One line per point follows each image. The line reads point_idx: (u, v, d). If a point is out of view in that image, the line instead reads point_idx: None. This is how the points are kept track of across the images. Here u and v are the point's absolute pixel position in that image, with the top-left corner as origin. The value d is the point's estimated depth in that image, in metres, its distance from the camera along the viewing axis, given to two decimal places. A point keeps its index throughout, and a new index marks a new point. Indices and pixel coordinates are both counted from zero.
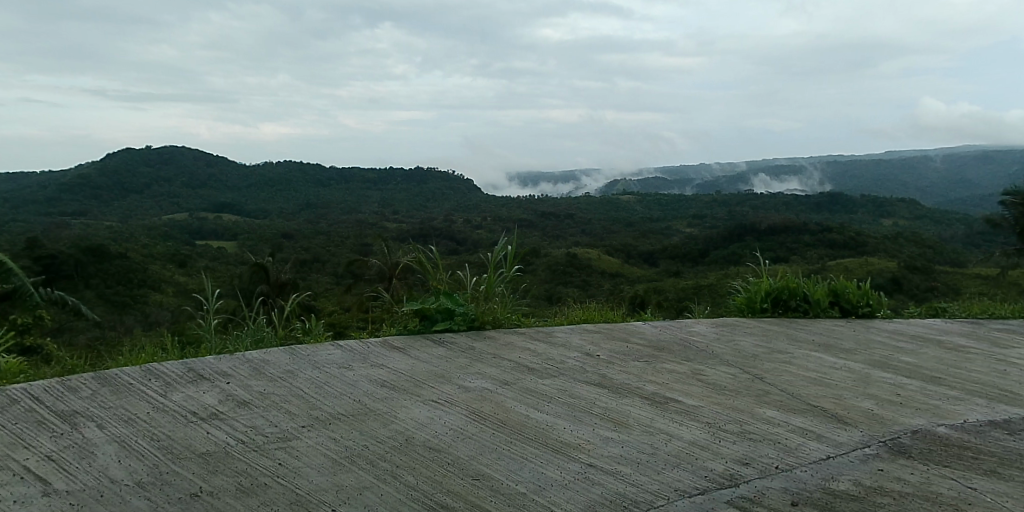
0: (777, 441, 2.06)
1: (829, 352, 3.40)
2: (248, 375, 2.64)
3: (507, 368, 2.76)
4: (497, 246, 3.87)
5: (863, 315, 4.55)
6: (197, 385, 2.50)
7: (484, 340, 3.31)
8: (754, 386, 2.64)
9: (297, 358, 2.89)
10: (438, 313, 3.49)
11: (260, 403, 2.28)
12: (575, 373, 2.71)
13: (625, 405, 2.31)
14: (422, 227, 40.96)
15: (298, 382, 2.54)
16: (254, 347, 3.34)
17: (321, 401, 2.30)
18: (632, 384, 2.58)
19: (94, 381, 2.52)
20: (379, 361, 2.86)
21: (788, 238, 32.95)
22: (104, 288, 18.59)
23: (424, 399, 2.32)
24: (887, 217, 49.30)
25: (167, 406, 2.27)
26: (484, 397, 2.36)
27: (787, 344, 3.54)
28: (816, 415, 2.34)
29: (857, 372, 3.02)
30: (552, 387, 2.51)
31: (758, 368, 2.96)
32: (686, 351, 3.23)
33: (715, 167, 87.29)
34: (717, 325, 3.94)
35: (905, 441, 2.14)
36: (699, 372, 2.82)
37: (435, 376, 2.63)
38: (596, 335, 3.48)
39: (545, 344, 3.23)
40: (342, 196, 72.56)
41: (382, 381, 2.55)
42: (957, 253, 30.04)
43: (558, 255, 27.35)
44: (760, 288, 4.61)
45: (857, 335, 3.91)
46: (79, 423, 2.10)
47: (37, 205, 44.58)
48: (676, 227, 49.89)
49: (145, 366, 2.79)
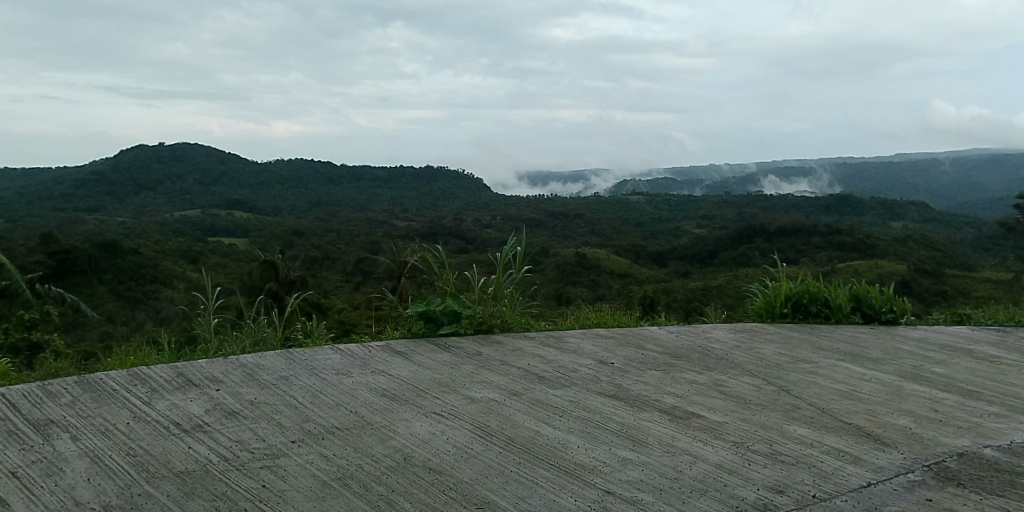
0: (810, 463, 1.88)
1: (856, 361, 3.22)
2: (240, 381, 2.47)
3: (516, 376, 2.59)
4: (506, 245, 3.67)
5: (886, 321, 4.35)
6: (185, 392, 2.34)
7: (491, 345, 3.13)
8: (779, 400, 2.45)
9: (294, 362, 2.73)
10: (444, 315, 3.32)
11: (250, 414, 2.11)
12: (588, 383, 2.54)
13: (643, 421, 2.13)
14: (431, 226, 40.81)
15: (292, 389, 2.38)
16: (249, 348, 3.17)
17: (315, 411, 2.13)
18: (648, 395, 2.40)
19: (76, 386, 2.36)
20: (381, 368, 2.68)
21: (798, 241, 32.69)
22: (115, 282, 18.51)
23: (426, 411, 2.16)
24: (898, 220, 48.93)
25: (149, 415, 2.10)
26: (491, 410, 2.18)
27: (810, 352, 3.35)
28: (850, 433, 2.15)
29: (889, 384, 2.83)
30: (563, 398, 2.33)
31: (784, 379, 2.78)
32: (706, 359, 3.05)
33: (726, 168, 86.91)
34: (735, 331, 3.75)
35: (951, 465, 1.96)
36: (720, 382, 2.65)
37: (439, 385, 2.45)
38: (609, 341, 3.30)
39: (557, 350, 3.06)
40: (351, 194, 72.51)
41: (382, 389, 2.38)
42: (969, 256, 29.76)
43: (567, 254, 27.25)
44: (778, 292, 4.43)
45: (882, 343, 3.72)
46: (53, 435, 1.94)
47: (51, 201, 44.89)
48: (685, 227, 49.66)
49: (132, 369, 2.63)
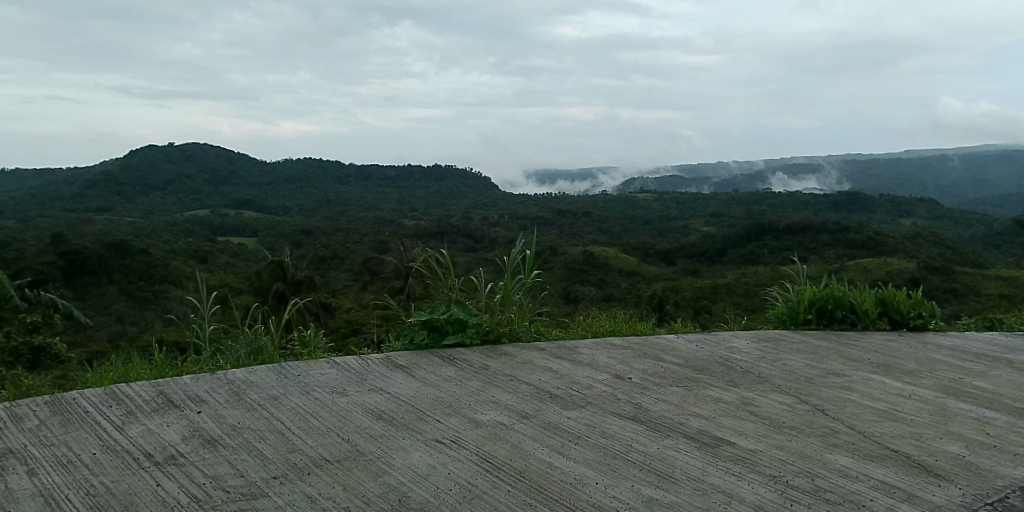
0: (859, 503, 1.67)
1: (890, 374, 2.99)
2: (225, 401, 2.26)
3: (527, 395, 2.37)
4: (515, 246, 3.41)
5: (915, 326, 4.10)
6: (162, 416, 2.13)
7: (498, 357, 2.90)
8: (816, 423, 2.24)
9: (285, 379, 2.52)
10: (449, 324, 3.10)
11: (231, 442, 1.90)
12: (604, 403, 2.32)
13: (667, 449, 1.92)
14: (439, 224, 40.63)
15: (281, 411, 2.16)
16: (241, 361, 2.95)
17: (304, 440, 1.92)
18: (670, 417, 2.19)
19: (45, 408, 2.17)
20: (380, 385, 2.47)
21: (807, 238, 32.38)
22: (126, 283, 18.34)
23: (426, 439, 1.94)
24: (907, 217, 48.51)
25: (117, 444, 1.89)
26: (498, 436, 1.98)
27: (841, 364, 3.12)
28: (898, 463, 1.94)
29: (930, 402, 2.59)
30: (579, 422, 2.11)
31: (817, 396, 2.56)
32: (730, 373, 2.82)
33: (734, 165, 86.62)
34: (759, 339, 3.54)
35: (1017, 502, 1.74)
36: (749, 401, 2.42)
37: (443, 406, 2.23)
38: (625, 353, 3.06)
39: (569, 364, 2.84)
40: (359, 192, 72.30)
41: (379, 411, 2.17)
42: (979, 254, 29.28)
43: (576, 252, 27.03)
44: (802, 297, 4.19)
45: (915, 352, 3.48)
46: (8, 468, 1.74)
47: (62, 202, 44.92)
48: (693, 225, 49.32)
49: (109, 387, 2.43)
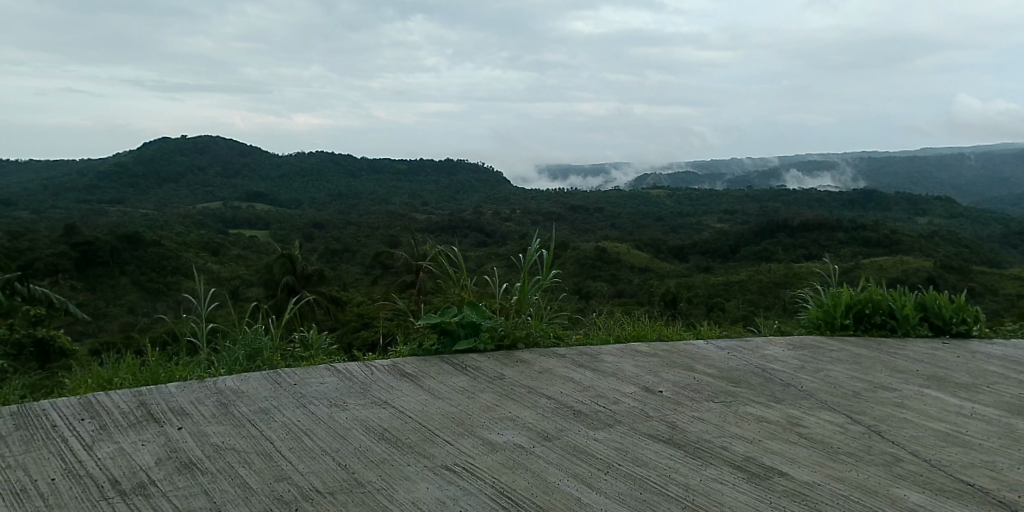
0: None
1: (944, 388, 2.72)
2: (210, 415, 2.02)
3: (547, 412, 2.12)
4: (533, 244, 3.11)
5: (959, 332, 3.80)
6: (138, 432, 1.89)
7: (516, 366, 2.64)
8: (876, 449, 1.98)
9: (280, 389, 2.26)
10: (461, 328, 2.83)
11: (211, 467, 1.66)
12: (635, 421, 2.07)
13: (711, 481, 1.67)
14: (450, 219, 40.43)
15: (270, 429, 1.91)
16: (233, 366, 2.69)
17: (296, 466, 1.67)
18: (710, 440, 1.94)
19: (9, 422, 1.93)
20: (383, 397, 2.23)
21: (822, 236, 31.99)
22: (137, 274, 18.10)
23: (434, 466, 1.69)
24: (923, 215, 48.00)
25: (81, 470, 1.64)
26: (517, 462, 1.73)
27: (888, 377, 2.84)
28: (977, 501, 1.69)
29: (995, 422, 2.33)
30: (609, 445, 1.86)
31: (870, 415, 2.29)
32: (771, 386, 2.56)
33: (747, 162, 86.11)
34: (796, 347, 3.26)
35: None
36: (796, 420, 2.17)
37: (455, 424, 1.99)
38: (653, 362, 2.80)
39: (592, 373, 2.59)
40: (372, 184, 72.28)
41: (382, 431, 1.92)
42: (996, 253, 28.85)
43: (587, 248, 26.77)
44: (837, 300, 3.91)
45: (964, 362, 3.20)
46: None
47: (75, 195, 45.05)
48: (706, 222, 48.75)
49: (84, 396, 2.17)
